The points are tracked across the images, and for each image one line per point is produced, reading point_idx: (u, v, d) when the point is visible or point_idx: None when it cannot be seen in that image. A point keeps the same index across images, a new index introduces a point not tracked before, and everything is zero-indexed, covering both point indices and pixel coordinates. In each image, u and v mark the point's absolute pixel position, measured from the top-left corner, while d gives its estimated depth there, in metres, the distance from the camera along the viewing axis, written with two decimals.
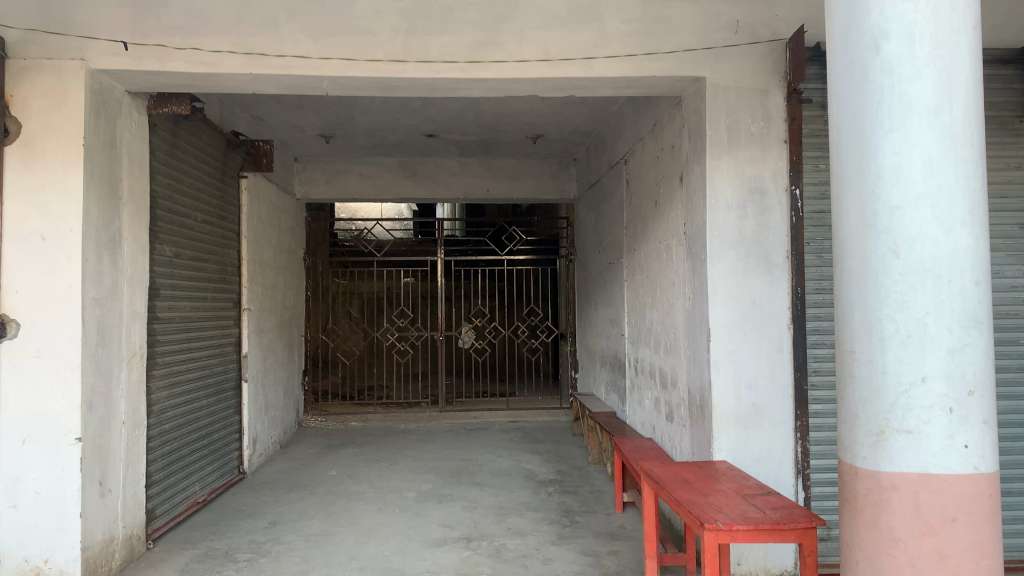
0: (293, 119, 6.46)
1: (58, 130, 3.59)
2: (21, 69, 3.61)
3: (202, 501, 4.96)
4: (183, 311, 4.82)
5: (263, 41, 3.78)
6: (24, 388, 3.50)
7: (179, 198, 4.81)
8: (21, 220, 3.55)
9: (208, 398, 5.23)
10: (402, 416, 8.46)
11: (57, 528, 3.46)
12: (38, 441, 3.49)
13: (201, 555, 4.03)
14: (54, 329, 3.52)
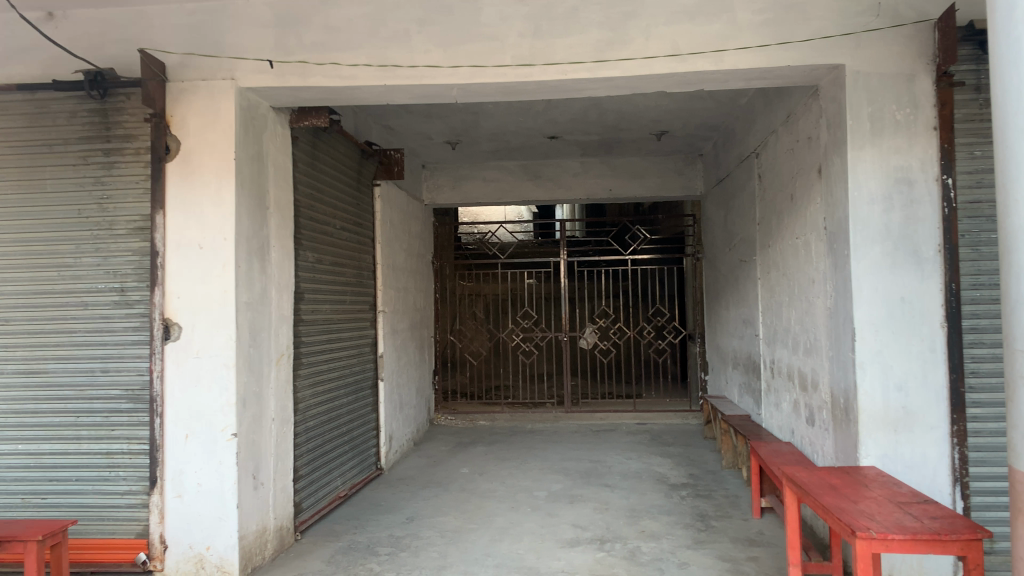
0: (421, 127, 6.66)
1: (212, 146, 3.84)
2: (179, 90, 3.88)
3: (344, 495, 5.18)
4: (324, 313, 5.06)
5: (396, 53, 3.91)
6: (186, 386, 3.78)
7: (319, 207, 5.05)
8: (181, 231, 3.83)
9: (347, 396, 5.45)
10: (529, 416, 8.54)
11: (216, 518, 3.71)
12: (200, 437, 3.75)
13: (345, 547, 4.20)
14: (212, 331, 3.77)
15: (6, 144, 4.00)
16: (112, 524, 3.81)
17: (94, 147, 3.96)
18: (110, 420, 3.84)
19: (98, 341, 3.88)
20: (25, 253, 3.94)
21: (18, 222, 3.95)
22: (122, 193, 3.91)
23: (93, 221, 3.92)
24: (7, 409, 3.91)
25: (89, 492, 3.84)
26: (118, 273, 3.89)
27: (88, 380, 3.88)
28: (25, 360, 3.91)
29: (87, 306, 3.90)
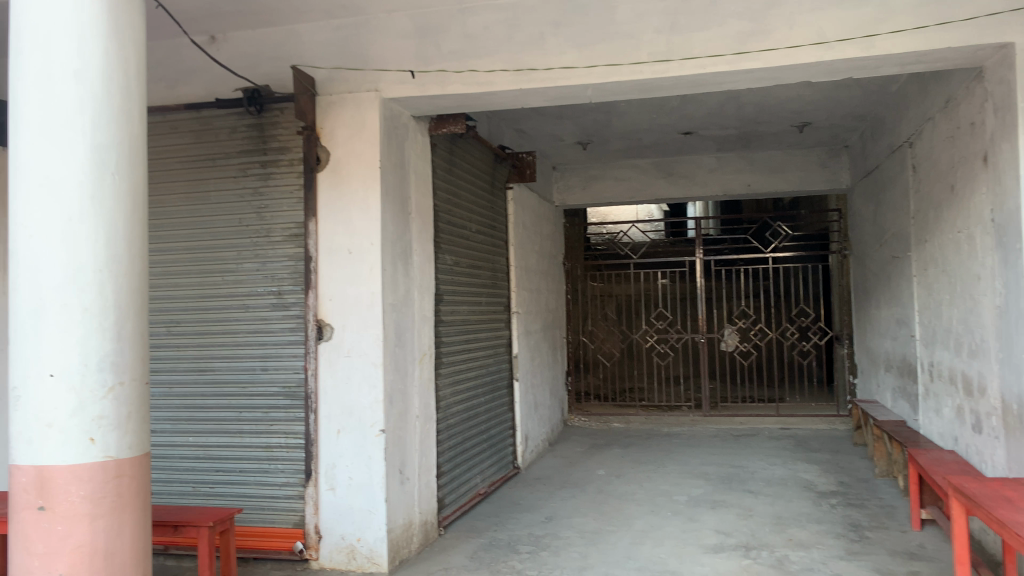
0: (554, 129, 6.69)
1: (359, 155, 4.02)
2: (328, 103, 4.08)
3: (484, 493, 5.28)
4: (462, 315, 5.18)
5: (532, 56, 3.95)
6: (337, 383, 3.97)
7: (457, 211, 5.18)
8: (332, 236, 4.02)
9: (485, 395, 5.55)
10: (665, 419, 8.41)
11: (367, 511, 3.87)
12: (351, 432, 3.93)
13: (487, 544, 4.27)
14: (362, 332, 3.94)
15: (176, 159, 4.34)
16: (272, 514, 4.05)
17: (252, 160, 4.23)
18: (270, 416, 4.10)
19: (258, 341, 4.15)
20: (194, 260, 4.27)
21: (187, 231, 4.29)
22: (278, 202, 4.16)
23: (252, 229, 4.19)
24: (179, 404, 4.24)
25: (251, 483, 4.10)
26: (275, 277, 4.14)
27: (249, 377, 4.15)
28: (194, 359, 4.24)
29: (248, 308, 4.17)
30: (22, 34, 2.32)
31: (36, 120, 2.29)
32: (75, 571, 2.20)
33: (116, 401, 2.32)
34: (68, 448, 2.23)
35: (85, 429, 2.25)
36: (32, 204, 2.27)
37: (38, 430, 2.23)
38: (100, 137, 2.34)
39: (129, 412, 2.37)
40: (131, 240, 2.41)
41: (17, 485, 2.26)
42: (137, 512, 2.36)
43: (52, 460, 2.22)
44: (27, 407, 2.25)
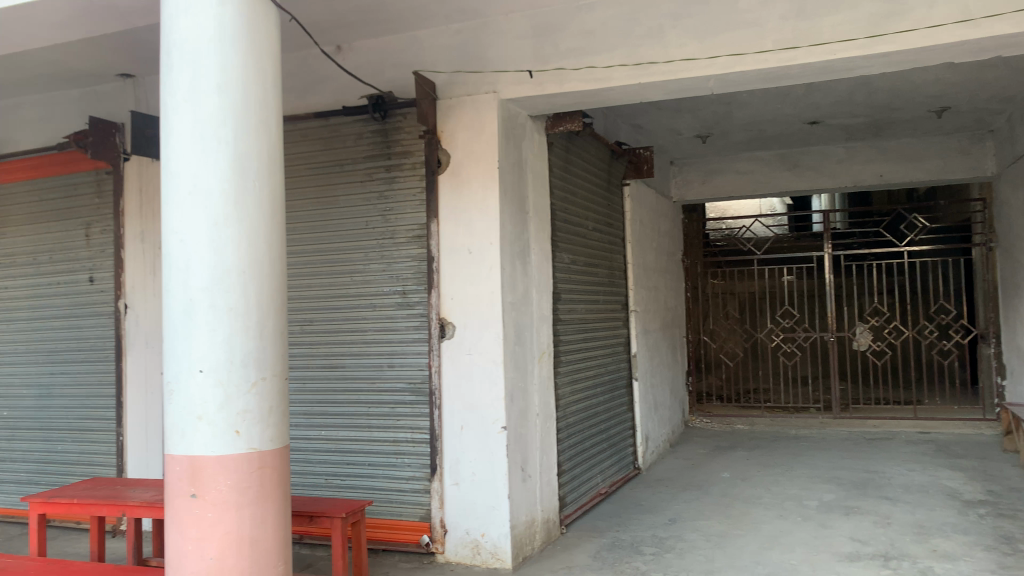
0: (672, 123, 6.56)
1: (479, 157, 4.07)
2: (448, 107, 4.16)
3: (605, 492, 5.25)
4: (580, 313, 5.16)
5: (651, 49, 3.87)
6: (460, 381, 4.04)
7: (574, 209, 5.17)
8: (453, 237, 4.10)
9: (605, 394, 5.52)
10: (792, 421, 8.10)
11: (490, 507, 3.93)
12: (474, 429, 3.99)
13: (610, 544, 4.24)
14: (482, 330, 4.00)
15: (306, 166, 4.54)
16: (399, 507, 4.17)
17: (377, 164, 4.36)
18: (396, 411, 4.22)
19: (384, 339, 4.28)
20: (324, 262, 4.46)
21: (318, 234, 4.48)
22: (402, 205, 4.27)
23: (378, 231, 4.32)
24: (312, 399, 4.44)
25: (379, 476, 4.24)
26: (400, 277, 4.26)
27: (377, 374, 4.29)
28: (326, 356, 4.42)
29: (375, 308, 4.31)
30: (172, 53, 2.49)
31: (184, 132, 2.44)
32: (223, 556, 2.34)
33: (259, 396, 2.45)
34: (216, 440, 2.37)
35: (231, 423, 2.39)
36: (182, 211, 2.42)
37: (190, 422, 2.38)
38: (240, 146, 2.48)
39: (270, 407, 2.49)
40: (270, 244, 2.54)
41: (172, 473, 2.42)
42: (279, 501, 2.48)
43: (202, 451, 2.37)
44: (181, 400, 2.40)
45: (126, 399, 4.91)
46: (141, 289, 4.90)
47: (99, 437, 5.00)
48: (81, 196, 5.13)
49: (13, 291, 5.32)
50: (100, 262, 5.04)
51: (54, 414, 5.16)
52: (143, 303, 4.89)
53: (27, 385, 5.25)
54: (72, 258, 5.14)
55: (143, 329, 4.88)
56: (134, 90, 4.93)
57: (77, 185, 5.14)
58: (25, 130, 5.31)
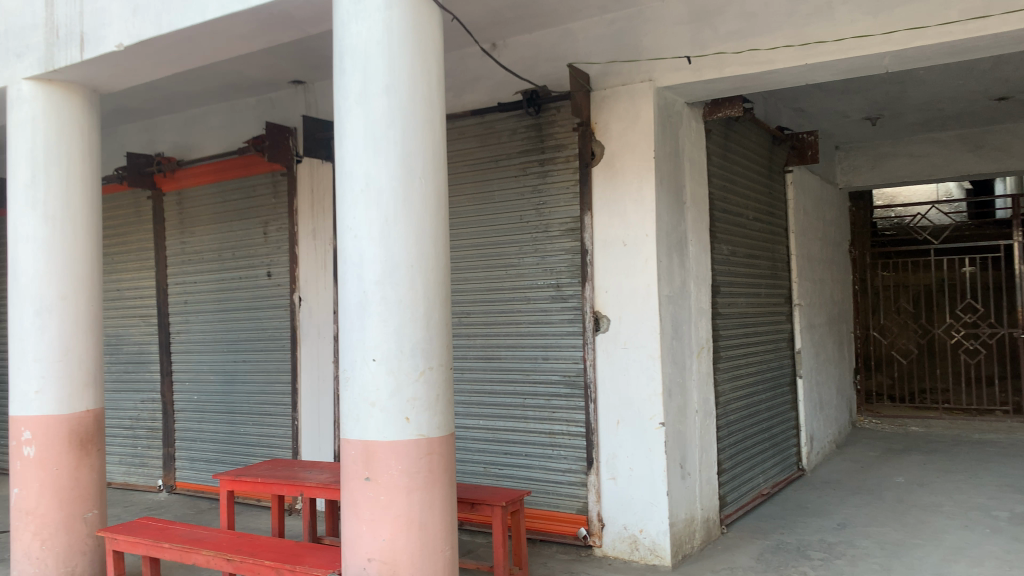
0: (838, 105, 6.19)
1: (633, 146, 4.01)
2: (602, 98, 4.12)
3: (767, 493, 5.05)
4: (740, 307, 4.98)
5: (819, 28, 3.61)
6: (615, 374, 4.01)
7: (733, 198, 4.99)
8: (608, 229, 4.07)
9: (767, 392, 5.30)
10: (975, 425, 7.46)
11: (649, 503, 3.87)
12: (631, 423, 3.95)
13: (774, 546, 4.07)
14: (639, 324, 3.94)
15: (462, 163, 4.66)
16: (556, 498, 4.20)
17: (531, 158, 4.38)
18: (552, 403, 4.24)
19: (539, 332, 4.31)
20: (482, 256, 4.55)
21: (475, 229, 4.58)
22: (557, 198, 4.27)
23: (532, 225, 4.35)
24: (471, 389, 4.56)
25: (537, 467, 4.28)
26: (555, 271, 4.27)
27: (533, 366, 4.33)
28: (483, 348, 4.52)
29: (530, 301, 4.35)
30: (345, 57, 2.60)
31: (357, 133, 2.56)
32: (395, 537, 2.44)
33: (427, 384, 2.53)
34: (388, 427, 2.47)
35: (402, 409, 2.48)
36: (355, 207, 2.54)
37: (364, 408, 2.50)
38: (408, 145, 2.56)
39: (438, 395, 2.56)
40: (435, 236, 2.61)
41: (348, 457, 2.54)
42: (447, 488, 2.55)
43: (375, 436, 2.48)
44: (356, 387, 2.52)
45: (301, 386, 5.24)
46: (313, 282, 5.19)
47: (276, 421, 5.37)
48: (259, 197, 5.51)
49: (202, 284, 5.80)
50: (276, 258, 5.40)
51: (237, 398, 5.58)
52: (315, 296, 5.18)
53: (214, 370, 5.72)
54: (252, 254, 5.54)
55: (315, 320, 5.18)
56: (305, 95, 5.26)
57: (255, 186, 5.52)
58: (210, 137, 5.77)
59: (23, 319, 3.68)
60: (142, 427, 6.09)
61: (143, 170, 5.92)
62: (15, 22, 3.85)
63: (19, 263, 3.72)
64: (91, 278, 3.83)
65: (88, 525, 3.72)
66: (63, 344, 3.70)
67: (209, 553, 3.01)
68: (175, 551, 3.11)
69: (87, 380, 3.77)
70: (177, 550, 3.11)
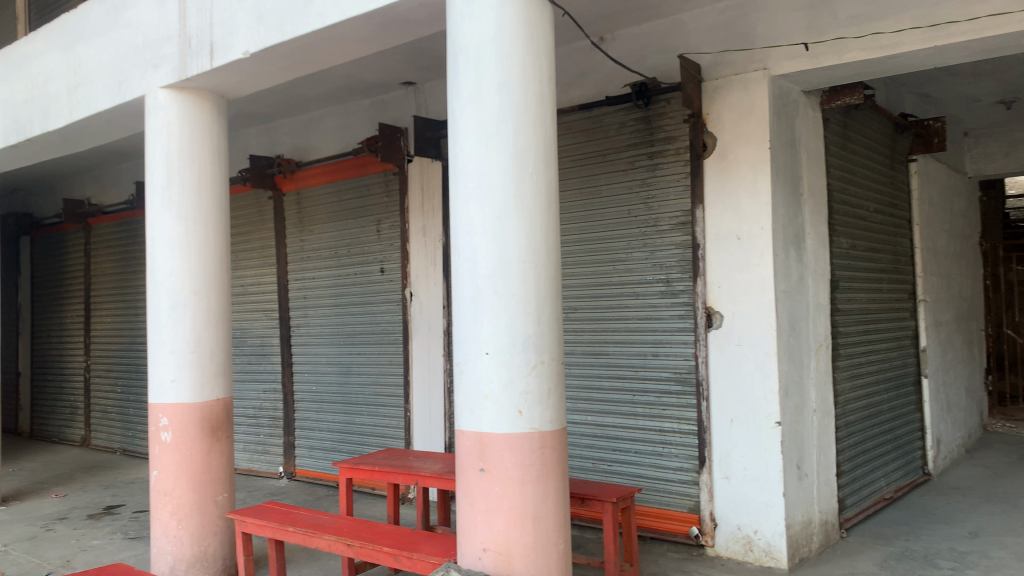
0: (968, 89, 5.82)
1: (748, 138, 3.90)
2: (714, 88, 4.03)
3: (890, 498, 4.82)
4: (861, 303, 4.77)
5: (950, 7, 3.36)
6: (728, 372, 3.92)
7: (852, 189, 4.78)
8: (720, 223, 3.98)
9: (889, 392, 5.06)
10: None
11: (764, 503, 3.76)
12: (745, 422, 3.85)
13: (898, 553, 3.89)
14: (753, 319, 3.84)
15: (569, 159, 4.65)
16: (667, 496, 4.16)
17: (640, 152, 4.33)
18: (662, 401, 4.20)
19: (649, 328, 4.27)
20: (589, 251, 4.54)
21: (583, 224, 4.57)
22: (666, 191, 4.21)
23: (641, 219, 4.31)
24: (579, 385, 4.56)
25: (646, 465, 4.25)
26: (664, 266, 4.21)
27: (642, 362, 4.29)
28: (591, 344, 4.52)
29: (639, 296, 4.31)
30: (459, 56, 2.65)
31: (470, 131, 2.60)
32: (509, 529, 2.47)
33: (539, 378, 2.54)
34: (501, 419, 2.51)
35: (514, 402, 2.51)
36: (468, 205, 2.59)
37: (478, 400, 2.55)
38: (520, 141, 2.58)
39: (550, 389, 2.57)
40: (547, 231, 2.62)
41: (463, 448, 2.60)
42: (560, 481, 2.56)
43: (489, 428, 2.52)
44: (470, 380, 2.58)
45: (413, 379, 5.38)
46: (423, 278, 5.32)
47: (389, 413, 5.53)
48: (373, 196, 5.68)
49: (319, 280, 6.04)
50: (389, 254, 5.55)
51: (352, 389, 5.79)
52: (426, 291, 5.30)
53: (331, 363, 5.94)
54: (365, 251, 5.72)
55: (425, 314, 5.30)
56: (415, 96, 5.38)
57: (369, 185, 5.70)
58: (325, 139, 6.00)
59: (160, 313, 3.94)
60: (264, 416, 6.40)
61: (264, 171, 6.18)
62: (151, 34, 4.11)
63: (156, 261, 3.97)
64: (220, 273, 4.05)
65: (218, 507, 3.95)
66: (195, 336, 3.93)
67: (331, 538, 3.14)
68: (299, 535, 3.26)
69: (217, 370, 3.99)
70: (301, 534, 3.25)
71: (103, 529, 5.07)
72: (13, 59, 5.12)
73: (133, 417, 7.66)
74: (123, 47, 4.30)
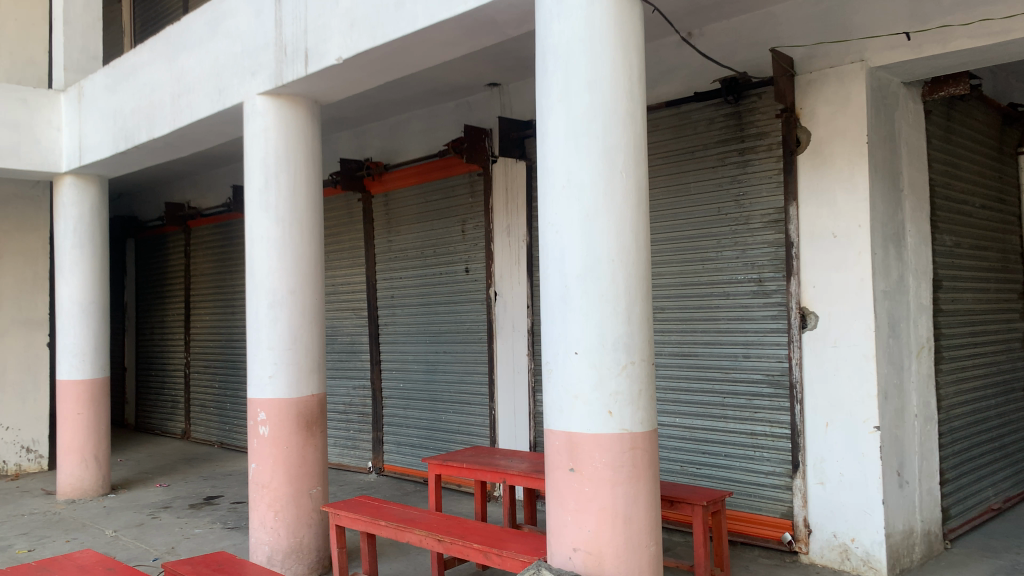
0: None
1: (844, 132, 3.77)
2: (808, 82, 3.91)
3: (998, 509, 4.58)
4: (966, 303, 4.55)
5: None
6: (824, 374, 3.80)
7: (956, 184, 4.56)
8: (815, 220, 3.86)
9: (997, 398, 4.81)
10: None
11: (862, 511, 3.64)
12: (841, 426, 3.73)
13: (1008, 567, 3.69)
14: (850, 320, 3.71)
15: (657, 156, 4.60)
16: (758, 501, 4.06)
17: (731, 148, 4.24)
18: (753, 403, 4.10)
19: (740, 328, 4.18)
20: (677, 250, 4.48)
21: (670, 223, 4.51)
22: (758, 188, 4.11)
23: (731, 217, 4.22)
24: (667, 385, 4.50)
25: (737, 468, 4.16)
26: (756, 265, 4.11)
27: (732, 364, 4.20)
28: (679, 344, 4.45)
29: (729, 296, 4.23)
30: (548, 56, 2.66)
31: (560, 130, 2.60)
32: (600, 529, 2.46)
33: (629, 378, 2.52)
34: (592, 419, 2.50)
35: (604, 403, 2.50)
36: (558, 204, 2.59)
37: (568, 400, 2.55)
38: (610, 139, 2.56)
39: (641, 389, 2.54)
40: (637, 230, 2.59)
41: (553, 448, 2.60)
42: (651, 483, 2.53)
43: (579, 428, 2.52)
44: (560, 380, 2.58)
45: (498, 378, 5.42)
46: (508, 277, 5.35)
47: (475, 411, 5.59)
48: (458, 196, 5.74)
49: (406, 280, 6.15)
50: (474, 254, 5.61)
51: (438, 387, 5.87)
52: (510, 291, 5.33)
53: (418, 361, 6.04)
54: (451, 251, 5.79)
55: (510, 314, 5.33)
56: (500, 97, 5.41)
57: (454, 186, 5.76)
58: (412, 141, 6.10)
59: (258, 311, 4.08)
60: (354, 412, 6.56)
61: (354, 174, 6.37)
62: (249, 43, 4.26)
63: (255, 261, 4.12)
64: (314, 273, 4.18)
65: (313, 500, 4.08)
66: (291, 334, 4.06)
67: (421, 534, 3.19)
68: (390, 529, 3.33)
69: (311, 366, 4.11)
70: (393, 528, 3.32)
71: (203, 518, 5.30)
72: (122, 69, 5.39)
73: (230, 412, 7.98)
74: (222, 56, 4.48)
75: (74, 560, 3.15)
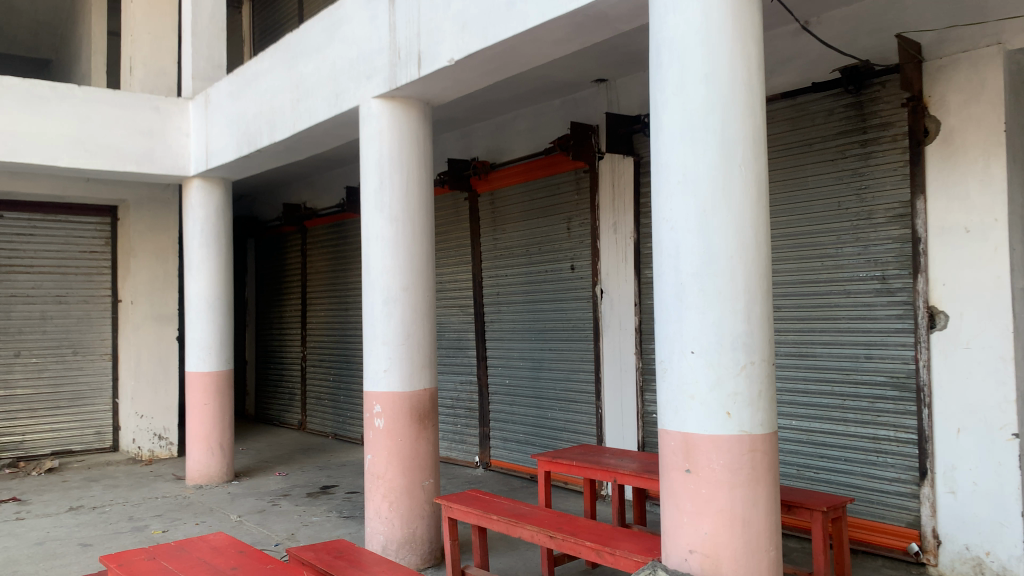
0: None
1: (978, 120, 3.54)
2: (937, 68, 3.68)
3: None
4: None
5: None
6: (955, 377, 3.59)
7: None
8: (945, 215, 3.65)
9: None
10: None
11: (999, 523, 3.41)
12: (974, 432, 3.52)
13: None
14: (984, 320, 3.49)
15: (773, 150, 4.47)
16: (881, 508, 3.89)
17: (852, 140, 4.07)
18: (876, 406, 3.93)
19: (862, 328, 4.01)
20: (794, 247, 4.33)
21: (786, 218, 4.37)
22: (881, 181, 3.92)
23: (853, 212, 4.05)
24: (782, 386, 4.37)
25: (858, 473, 4.00)
26: (879, 261, 3.93)
27: (854, 365, 4.04)
28: (796, 344, 4.32)
29: (851, 294, 4.06)
30: (663, 50, 2.62)
31: (674, 125, 2.57)
32: (718, 532, 2.41)
33: (749, 379, 2.45)
34: (708, 419, 2.45)
35: (722, 404, 2.44)
36: (672, 201, 2.56)
37: (684, 399, 2.51)
38: (728, 133, 2.50)
39: (761, 390, 2.47)
40: (757, 225, 2.51)
41: (668, 448, 2.57)
42: (771, 487, 2.46)
43: (695, 429, 2.47)
44: (676, 379, 2.54)
45: (604, 376, 5.39)
46: (614, 274, 5.31)
47: (582, 409, 5.58)
48: (565, 194, 5.74)
49: (512, 277, 6.20)
50: (580, 252, 5.60)
51: (545, 384, 5.90)
52: (616, 288, 5.29)
53: (525, 358, 6.08)
54: (557, 249, 5.79)
55: (616, 311, 5.29)
56: (606, 93, 5.38)
57: (561, 184, 5.76)
58: (519, 140, 6.14)
59: (373, 308, 4.21)
60: (461, 407, 6.67)
61: (462, 174, 6.47)
62: (364, 48, 4.39)
63: (371, 259, 4.25)
64: (426, 270, 4.26)
65: (425, 492, 4.16)
66: (404, 329, 4.16)
67: (533, 529, 3.21)
68: (503, 524, 3.37)
69: (423, 361, 4.20)
70: (505, 523, 3.36)
71: (320, 507, 5.51)
72: (245, 77, 5.66)
73: (343, 404, 8.26)
74: (339, 61, 4.63)
75: (207, 542, 3.33)
